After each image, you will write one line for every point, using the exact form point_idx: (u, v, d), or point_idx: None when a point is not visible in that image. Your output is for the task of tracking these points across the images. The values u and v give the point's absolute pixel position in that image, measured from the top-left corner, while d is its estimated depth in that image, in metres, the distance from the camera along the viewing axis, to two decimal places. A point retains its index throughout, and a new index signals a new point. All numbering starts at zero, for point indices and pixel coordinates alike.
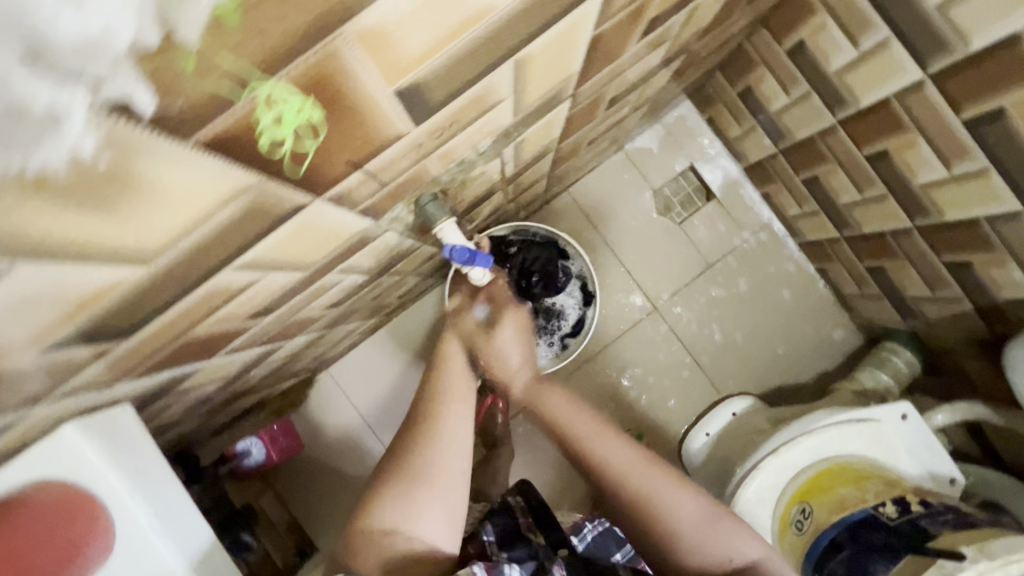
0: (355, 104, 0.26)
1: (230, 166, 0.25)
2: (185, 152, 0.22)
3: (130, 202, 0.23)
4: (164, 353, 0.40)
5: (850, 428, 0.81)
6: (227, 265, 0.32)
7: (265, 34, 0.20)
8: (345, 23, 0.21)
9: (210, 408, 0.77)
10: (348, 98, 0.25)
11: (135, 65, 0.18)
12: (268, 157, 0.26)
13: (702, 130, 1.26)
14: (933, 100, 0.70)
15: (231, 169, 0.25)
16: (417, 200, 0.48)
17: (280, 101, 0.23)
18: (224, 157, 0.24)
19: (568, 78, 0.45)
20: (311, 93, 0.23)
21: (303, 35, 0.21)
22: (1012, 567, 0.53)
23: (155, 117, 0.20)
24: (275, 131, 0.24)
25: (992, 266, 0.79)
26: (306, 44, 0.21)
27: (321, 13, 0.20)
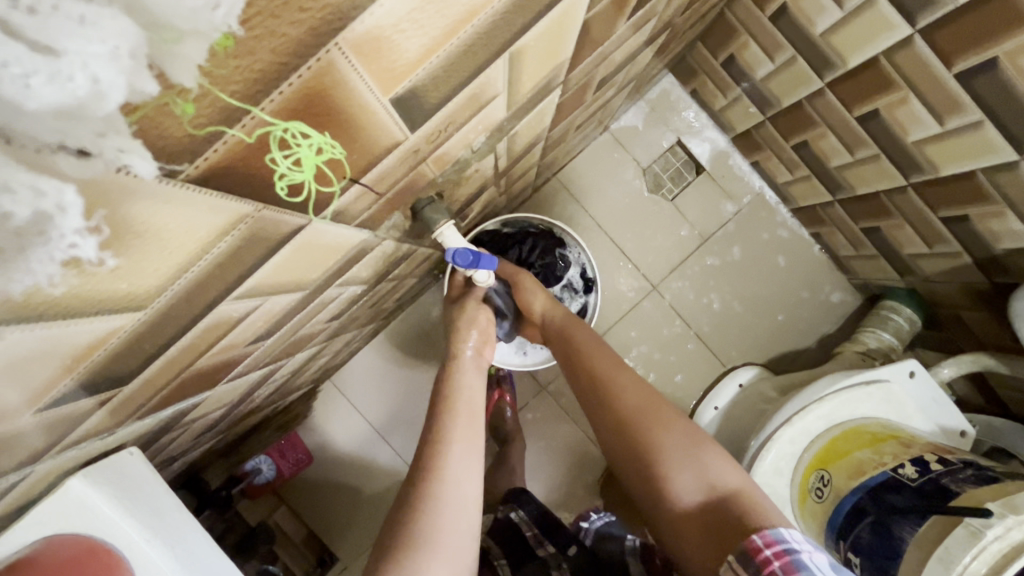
0: (349, 116, 0.24)
1: (225, 198, 0.23)
2: (175, 188, 0.21)
3: (122, 249, 0.22)
4: (166, 391, 0.39)
5: (860, 391, 0.81)
6: (226, 298, 0.31)
7: (255, 54, 0.19)
8: (338, 34, 0.20)
9: (216, 433, 0.75)
10: (345, 112, 0.24)
11: (108, 112, 0.17)
12: (263, 183, 0.24)
13: (686, 103, 1.24)
14: (922, 56, 0.69)
15: (225, 202, 0.23)
16: (413, 205, 0.46)
17: (297, 143, 0.23)
18: (218, 189, 0.22)
19: (560, 65, 0.43)
20: (306, 109, 0.22)
21: (295, 48, 0.19)
22: None
23: (140, 153, 0.18)
24: (292, 175, 0.25)
25: (989, 218, 0.79)
26: (300, 59, 0.20)
27: (313, 24, 0.19)
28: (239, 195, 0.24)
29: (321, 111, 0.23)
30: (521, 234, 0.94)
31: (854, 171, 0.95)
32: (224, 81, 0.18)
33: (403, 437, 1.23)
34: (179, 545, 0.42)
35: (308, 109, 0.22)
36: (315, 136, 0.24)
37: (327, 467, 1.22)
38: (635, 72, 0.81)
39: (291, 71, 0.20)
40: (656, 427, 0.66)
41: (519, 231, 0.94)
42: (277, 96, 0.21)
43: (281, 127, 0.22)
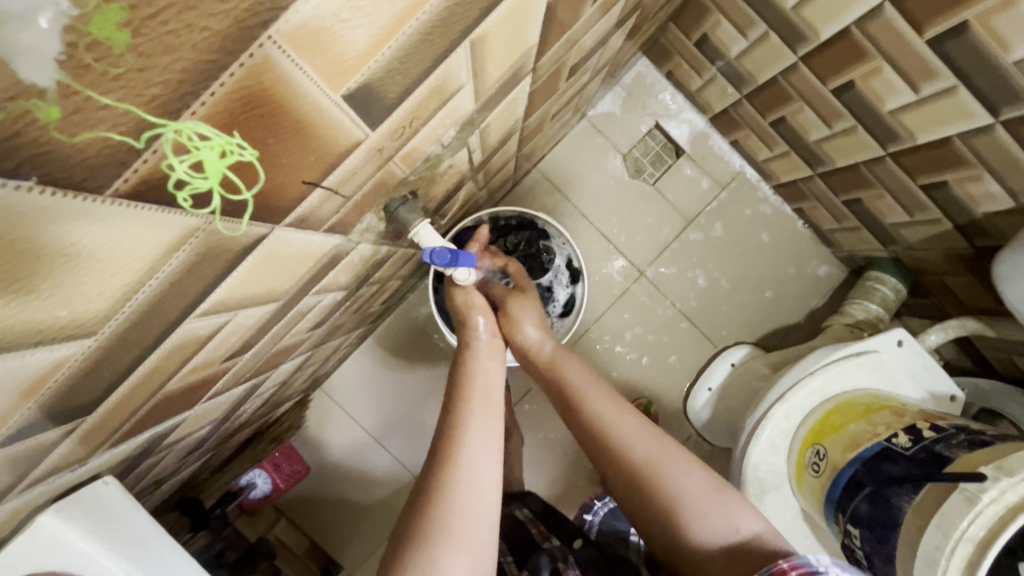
0: (298, 117, 0.23)
1: (168, 213, 0.22)
2: (104, 205, 0.19)
3: (56, 275, 0.20)
4: (139, 417, 0.37)
5: (851, 363, 0.82)
6: (188, 316, 0.29)
7: (175, 52, 0.17)
8: (269, 25, 0.18)
9: (206, 450, 0.74)
10: (291, 111, 0.22)
11: (9, 126, 0.15)
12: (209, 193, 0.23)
13: (662, 86, 1.23)
14: (894, 24, 0.68)
15: (169, 216, 0.22)
16: (385, 206, 0.44)
17: (193, 146, 0.20)
18: (158, 204, 0.21)
19: (527, 52, 0.41)
20: (244, 110, 0.21)
21: (222, 44, 0.18)
22: None
23: (54, 170, 0.17)
24: (196, 183, 0.21)
25: (968, 182, 0.79)
26: (228, 56, 0.18)
27: (239, 13, 0.17)
28: (184, 209, 0.22)
29: (264, 111, 0.21)
30: (503, 228, 0.93)
31: (832, 144, 0.95)
32: (143, 84, 0.17)
33: (400, 439, 1.22)
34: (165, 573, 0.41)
35: (248, 111, 0.21)
36: (215, 135, 0.20)
37: (324, 476, 1.20)
38: (607, 57, 0.80)
39: (220, 69, 0.19)
40: (669, 466, 0.65)
41: (501, 225, 0.92)
42: (209, 98, 0.19)
43: (170, 129, 0.18)
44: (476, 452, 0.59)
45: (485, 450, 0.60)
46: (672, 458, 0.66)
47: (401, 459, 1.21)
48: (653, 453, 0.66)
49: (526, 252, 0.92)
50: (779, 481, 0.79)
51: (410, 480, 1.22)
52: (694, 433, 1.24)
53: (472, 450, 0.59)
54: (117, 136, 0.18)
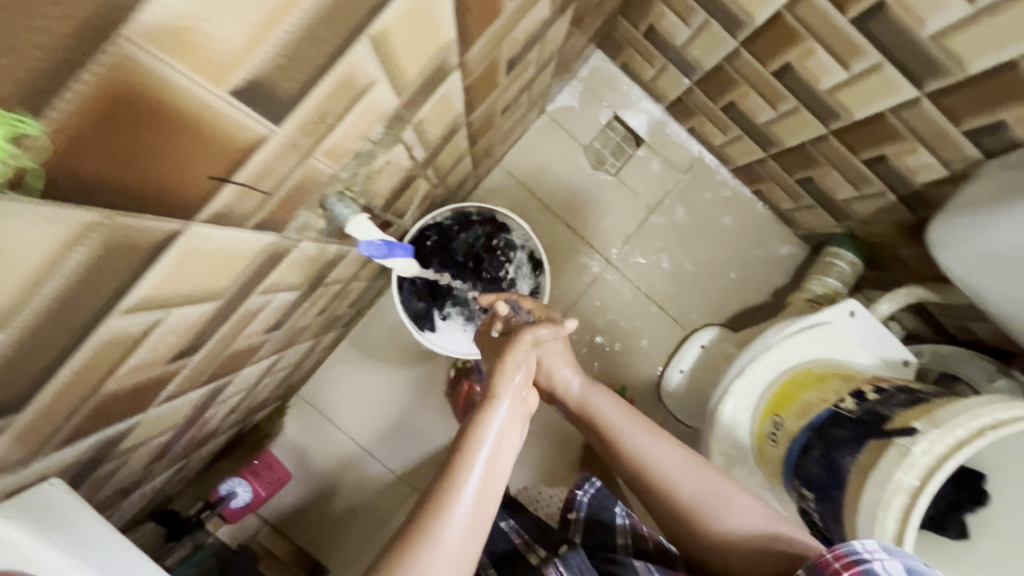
0: (180, 111, 0.24)
1: (61, 209, 0.23)
2: None
3: None
4: (79, 418, 0.38)
5: (805, 336, 0.85)
6: (110, 312, 0.30)
7: (19, 54, 0.17)
8: (122, 25, 0.19)
9: (176, 458, 0.75)
10: (171, 106, 0.24)
11: None
12: (99, 187, 0.24)
13: (618, 78, 1.26)
14: (820, 4, 0.71)
15: (63, 212, 0.23)
16: (321, 201, 0.46)
17: (2, 144, 0.18)
18: (48, 201, 0.22)
19: (446, 46, 0.43)
20: (117, 107, 0.22)
21: (79, 45, 0.19)
22: (959, 430, 0.55)
23: None
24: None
25: (904, 155, 0.82)
26: (84, 54, 0.19)
27: (89, 14, 0.18)
28: (69, 204, 0.23)
29: (143, 108, 0.23)
30: (464, 224, 0.94)
31: (780, 125, 0.98)
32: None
33: (382, 439, 1.23)
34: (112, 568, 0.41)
35: (126, 109, 0.22)
36: (29, 134, 0.19)
37: (305, 482, 1.21)
38: (553, 50, 0.82)
39: (78, 72, 0.19)
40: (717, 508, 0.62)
41: (462, 220, 0.93)
42: (76, 98, 0.20)
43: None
44: (503, 443, 0.53)
45: (510, 448, 0.54)
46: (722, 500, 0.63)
47: (383, 459, 1.22)
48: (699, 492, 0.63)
49: (487, 246, 0.94)
50: (742, 453, 0.82)
51: (392, 480, 1.22)
52: (669, 417, 1.26)
53: (499, 438, 0.53)
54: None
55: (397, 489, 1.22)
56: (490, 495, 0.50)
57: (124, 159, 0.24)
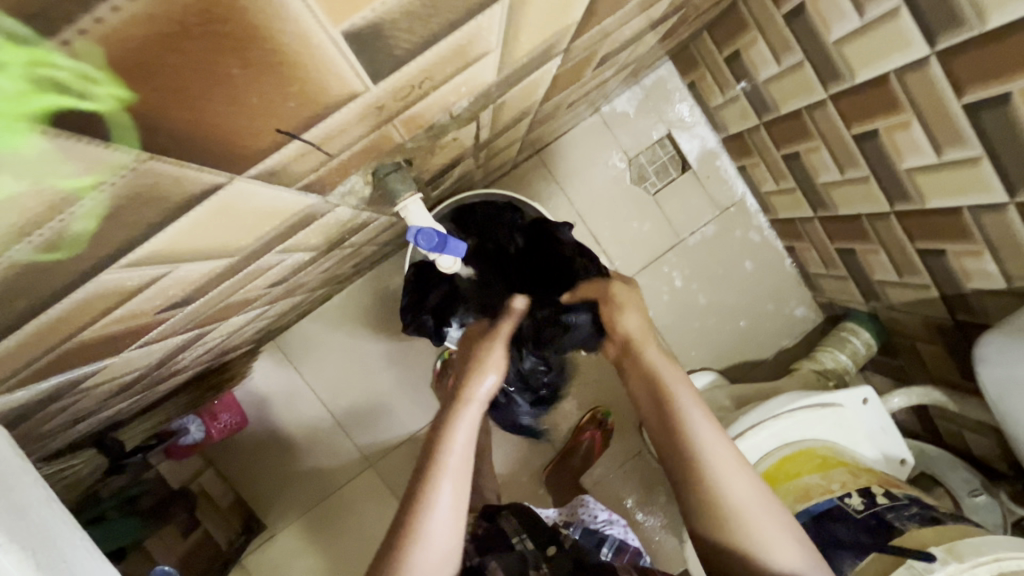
0: (288, 64, 0.18)
1: (113, 148, 0.17)
2: (45, 139, 0.15)
3: None
4: (41, 363, 0.31)
5: (815, 414, 0.81)
6: (113, 264, 0.23)
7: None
8: (239, 13, 0.16)
9: (138, 391, 0.68)
10: (293, 62, 0.18)
11: None
12: (180, 130, 0.18)
13: (680, 95, 1.19)
14: (935, 80, 0.66)
15: (112, 151, 0.17)
16: (376, 170, 0.39)
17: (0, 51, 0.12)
18: (112, 137, 0.16)
19: (565, 29, 0.36)
20: (218, 39, 0.16)
21: (192, 6, 0.15)
22: (980, 570, 0.51)
23: None
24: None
25: (966, 256, 0.77)
26: (197, 12, 0.15)
27: None
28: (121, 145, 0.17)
29: (219, 31, 0.16)
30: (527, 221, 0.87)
31: (840, 191, 0.94)
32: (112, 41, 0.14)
33: (353, 409, 1.17)
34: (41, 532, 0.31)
35: (202, 28, 0.15)
36: (38, 42, 0.13)
37: (262, 431, 1.16)
38: (639, 53, 0.75)
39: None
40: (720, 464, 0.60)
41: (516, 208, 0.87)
42: (111, 15, 0.13)
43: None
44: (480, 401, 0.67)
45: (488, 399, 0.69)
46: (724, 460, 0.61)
47: (347, 431, 1.18)
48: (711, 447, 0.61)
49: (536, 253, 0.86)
50: None
51: (351, 448, 1.18)
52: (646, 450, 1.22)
53: (468, 425, 0.65)
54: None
55: (352, 463, 1.18)
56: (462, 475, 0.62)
57: (191, 102, 0.17)
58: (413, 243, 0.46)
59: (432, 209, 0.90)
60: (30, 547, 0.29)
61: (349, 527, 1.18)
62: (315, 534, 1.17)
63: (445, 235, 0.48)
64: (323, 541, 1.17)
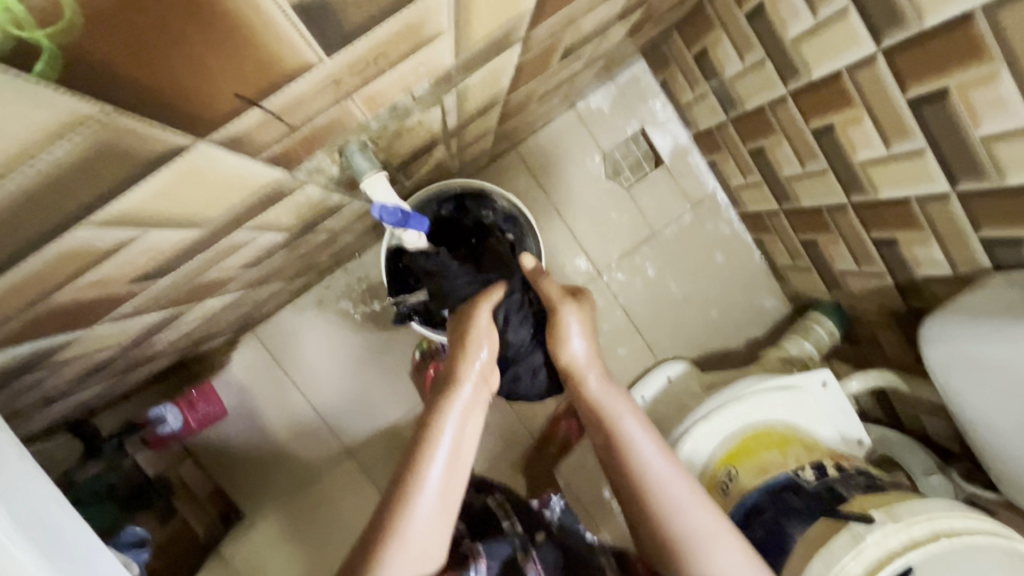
0: (244, 29, 0.21)
1: (68, 96, 0.18)
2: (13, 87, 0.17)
3: None
4: (14, 325, 0.32)
5: (776, 396, 0.85)
6: (85, 220, 0.25)
7: None
8: None
9: (113, 374, 0.69)
10: (248, 29, 0.21)
11: None
12: (136, 83, 0.20)
13: (653, 92, 1.23)
14: (882, 76, 0.70)
15: (67, 100, 0.19)
16: (342, 149, 0.42)
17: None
18: (70, 85, 0.18)
19: (519, 16, 0.39)
20: (176, 3, 0.18)
21: None
22: (914, 529, 0.57)
23: None
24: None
25: (915, 244, 0.82)
26: None
27: None
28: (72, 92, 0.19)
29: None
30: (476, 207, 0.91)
31: (802, 184, 0.98)
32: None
33: (332, 399, 1.19)
34: (18, 496, 0.32)
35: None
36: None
37: (240, 421, 1.16)
38: (607, 47, 0.78)
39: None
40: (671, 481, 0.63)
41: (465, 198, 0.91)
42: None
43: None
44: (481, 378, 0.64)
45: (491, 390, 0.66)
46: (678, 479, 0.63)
47: (326, 421, 1.19)
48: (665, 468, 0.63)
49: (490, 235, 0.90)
50: None
51: (330, 438, 1.19)
52: None
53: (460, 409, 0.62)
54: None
55: (331, 452, 1.19)
56: (455, 463, 0.59)
57: (149, 59, 0.19)
58: (378, 219, 0.48)
59: (406, 199, 0.91)
60: (7, 500, 0.31)
61: (328, 516, 1.18)
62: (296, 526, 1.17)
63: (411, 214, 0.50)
64: (301, 535, 1.16)
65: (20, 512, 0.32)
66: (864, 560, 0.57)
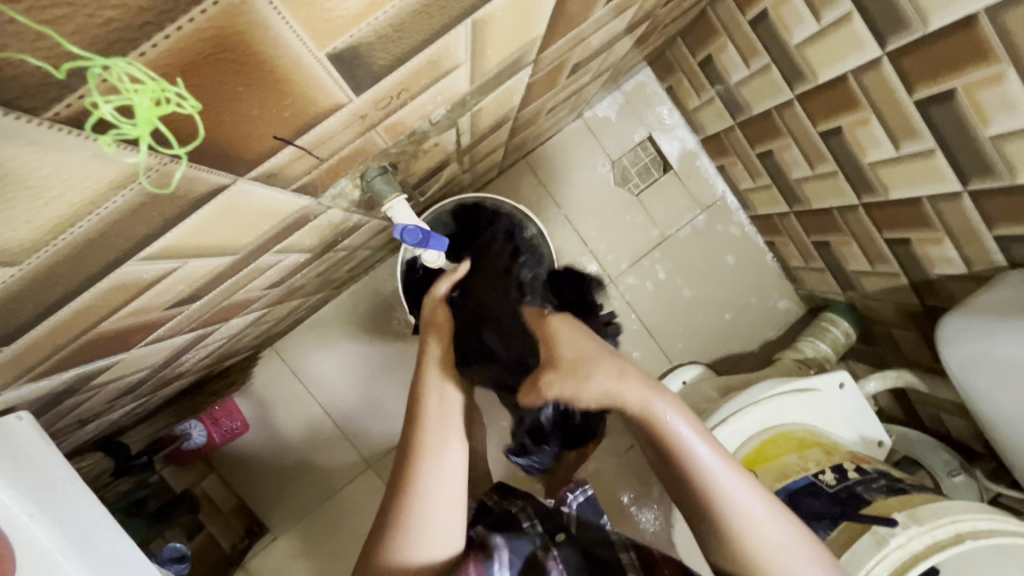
0: (285, 80, 0.22)
1: (136, 153, 0.20)
2: (89, 149, 0.19)
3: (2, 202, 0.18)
4: (62, 354, 0.34)
5: (793, 399, 0.85)
6: (133, 257, 0.27)
7: (160, 31, 0.17)
8: (244, 43, 0.19)
9: (143, 393, 0.71)
10: (288, 78, 0.22)
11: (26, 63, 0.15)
12: (192, 136, 0.22)
13: (659, 99, 1.24)
14: (888, 79, 0.70)
15: (135, 156, 0.20)
16: (363, 173, 0.43)
17: (125, 89, 0.17)
18: (138, 145, 0.20)
19: (530, 42, 0.40)
20: (226, 63, 0.20)
21: (206, 41, 0.18)
22: (938, 531, 0.57)
23: (29, 107, 0.16)
24: (125, 129, 0.18)
25: (928, 244, 0.82)
26: (210, 47, 0.19)
27: (229, 13, 0.18)
28: (141, 149, 0.20)
29: (237, 60, 0.20)
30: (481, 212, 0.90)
31: (812, 186, 0.98)
32: (157, 65, 0.18)
33: (351, 412, 1.21)
34: (70, 521, 0.34)
35: (214, 57, 0.19)
36: (147, 79, 0.17)
37: (262, 435, 1.18)
38: (613, 59, 0.80)
39: (165, 22, 0.17)
40: (774, 553, 0.52)
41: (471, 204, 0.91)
42: (151, 50, 0.17)
43: (97, 64, 0.16)
44: (441, 416, 0.66)
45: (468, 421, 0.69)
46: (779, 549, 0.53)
47: (346, 433, 1.21)
48: (734, 502, 0.53)
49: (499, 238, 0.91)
50: None
51: (351, 451, 1.21)
52: None
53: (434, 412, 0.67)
54: (69, 48, 0.15)
55: (352, 464, 1.21)
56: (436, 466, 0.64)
57: (202, 115, 0.21)
58: (399, 239, 0.50)
59: (420, 213, 0.93)
60: (57, 517, 0.33)
61: (351, 530, 1.20)
62: (320, 539, 1.19)
63: (427, 231, 0.52)
64: (324, 545, 1.19)
65: (70, 528, 0.34)
66: (888, 563, 0.57)
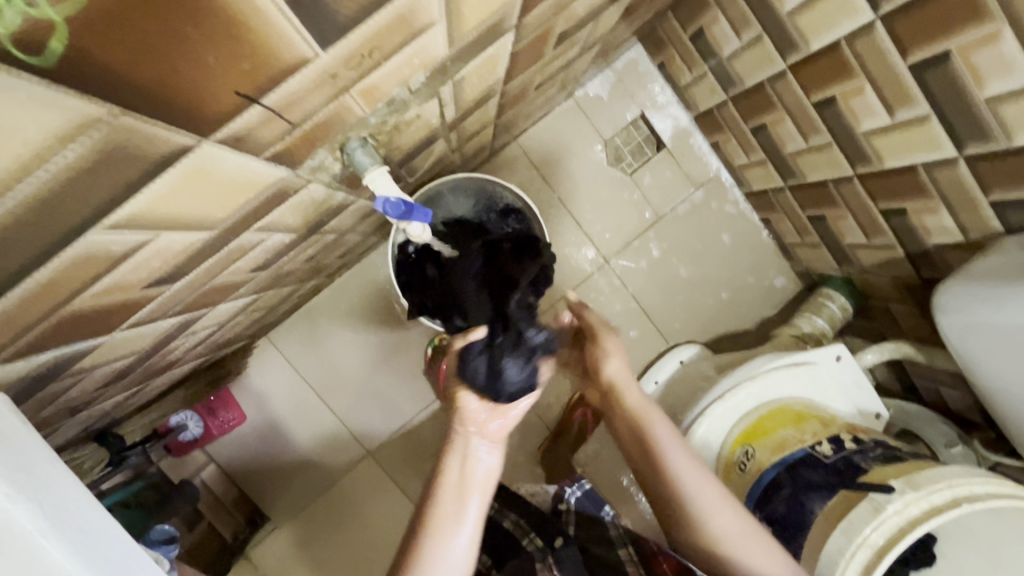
0: (240, 24, 0.21)
1: (80, 97, 0.19)
2: (25, 93, 0.18)
3: None
4: (35, 332, 0.33)
5: (789, 373, 0.84)
6: (96, 225, 0.26)
7: None
8: None
9: (134, 383, 0.71)
10: (242, 22, 0.21)
11: None
12: (142, 83, 0.21)
13: (651, 76, 1.22)
14: (881, 43, 0.69)
15: (80, 102, 0.19)
16: (343, 145, 0.42)
17: None
18: (79, 87, 0.19)
19: (510, 3, 0.39)
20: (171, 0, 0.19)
21: None
22: (935, 496, 0.57)
23: None
24: None
25: (924, 213, 0.81)
26: None
27: None
28: (82, 93, 0.19)
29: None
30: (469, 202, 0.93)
31: (807, 159, 0.97)
32: None
33: (349, 401, 1.20)
34: (52, 500, 0.33)
35: None
36: None
37: (260, 426, 1.18)
38: (601, 31, 0.78)
39: None
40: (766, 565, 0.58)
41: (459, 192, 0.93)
42: None
43: None
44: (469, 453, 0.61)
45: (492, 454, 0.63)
46: (769, 554, 0.59)
47: (344, 422, 1.20)
48: (731, 520, 0.60)
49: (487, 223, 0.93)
50: None
51: (349, 440, 1.21)
52: None
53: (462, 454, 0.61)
54: None
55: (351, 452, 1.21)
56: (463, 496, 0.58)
57: (149, 58, 0.20)
58: (381, 212, 0.48)
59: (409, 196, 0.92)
60: (38, 495, 0.32)
61: (356, 519, 1.20)
62: (325, 529, 1.19)
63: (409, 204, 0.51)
64: (329, 535, 1.19)
65: (50, 506, 0.33)
66: (886, 529, 0.57)
